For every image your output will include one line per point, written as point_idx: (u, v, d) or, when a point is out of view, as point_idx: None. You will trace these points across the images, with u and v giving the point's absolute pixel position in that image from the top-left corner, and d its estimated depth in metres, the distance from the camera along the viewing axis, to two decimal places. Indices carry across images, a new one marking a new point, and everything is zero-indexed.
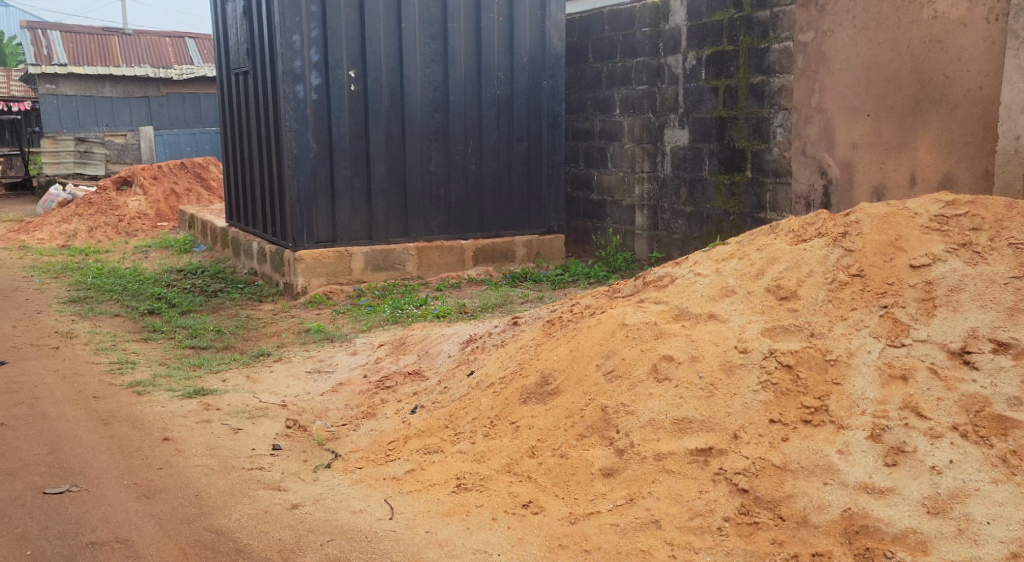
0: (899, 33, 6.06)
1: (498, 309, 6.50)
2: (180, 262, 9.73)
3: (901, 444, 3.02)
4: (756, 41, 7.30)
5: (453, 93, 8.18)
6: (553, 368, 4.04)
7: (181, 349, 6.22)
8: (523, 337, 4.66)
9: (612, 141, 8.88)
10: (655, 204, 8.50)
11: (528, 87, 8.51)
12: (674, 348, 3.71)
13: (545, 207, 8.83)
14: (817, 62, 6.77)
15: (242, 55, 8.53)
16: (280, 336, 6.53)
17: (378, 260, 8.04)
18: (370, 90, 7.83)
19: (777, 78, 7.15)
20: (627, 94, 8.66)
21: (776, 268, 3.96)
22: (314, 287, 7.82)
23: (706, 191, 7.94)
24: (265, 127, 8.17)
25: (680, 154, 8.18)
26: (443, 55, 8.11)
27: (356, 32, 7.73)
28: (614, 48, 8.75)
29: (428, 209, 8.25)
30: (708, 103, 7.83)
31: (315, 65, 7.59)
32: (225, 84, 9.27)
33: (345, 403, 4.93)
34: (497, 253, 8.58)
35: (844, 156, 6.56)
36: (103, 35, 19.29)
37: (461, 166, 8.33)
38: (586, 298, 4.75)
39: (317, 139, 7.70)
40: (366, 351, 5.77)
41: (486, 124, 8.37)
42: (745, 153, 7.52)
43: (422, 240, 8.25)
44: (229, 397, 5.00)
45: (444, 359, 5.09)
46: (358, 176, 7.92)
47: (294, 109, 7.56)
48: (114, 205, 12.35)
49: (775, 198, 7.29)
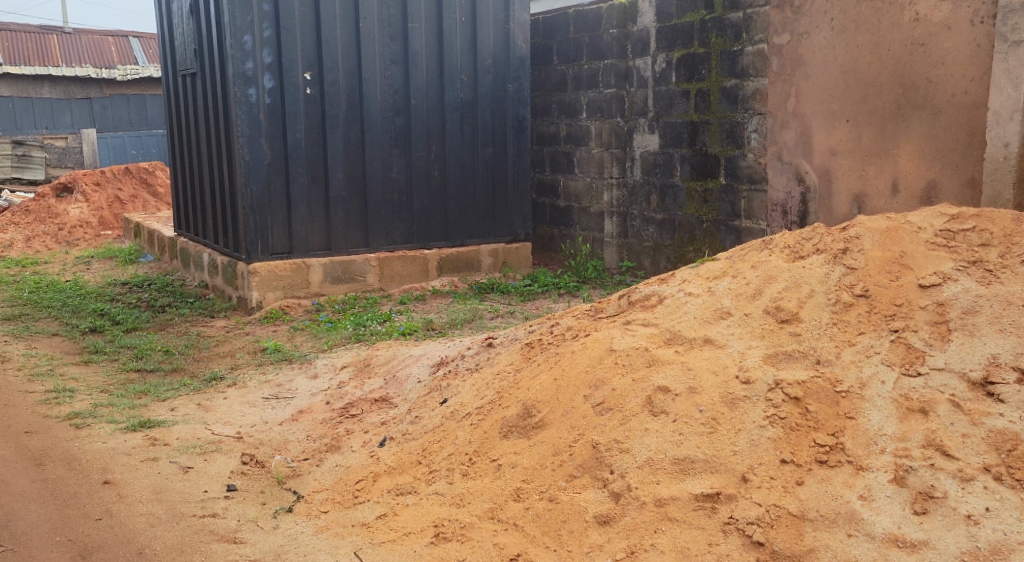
0: (879, 35, 5.83)
1: (467, 325, 6.17)
2: (126, 274, 9.26)
3: (929, 489, 2.78)
4: (729, 44, 7.06)
5: (415, 96, 7.83)
6: (536, 399, 3.72)
7: (125, 373, 5.81)
8: (500, 362, 4.34)
9: (579, 146, 8.59)
10: (624, 211, 8.23)
11: (492, 90, 8.19)
12: (669, 378, 3.41)
13: (511, 214, 8.51)
14: (794, 65, 6.53)
15: (190, 57, 8.09)
16: (234, 357, 6.14)
17: (338, 272, 7.66)
18: (327, 94, 7.45)
19: (751, 82, 6.92)
20: (595, 98, 8.38)
21: (774, 288, 3.68)
22: (270, 301, 7.41)
23: (679, 197, 7.69)
24: (215, 132, 7.76)
25: (650, 160, 7.91)
26: (404, 57, 7.76)
27: (312, 32, 7.35)
28: (580, 50, 8.47)
29: (390, 218, 7.89)
30: (679, 107, 7.58)
31: (268, 67, 7.20)
32: (172, 87, 8.83)
33: (306, 434, 4.57)
34: (462, 262, 8.24)
35: (823, 162, 6.34)
36: (42, 34, 18.62)
37: (424, 173, 7.98)
38: (567, 320, 4.43)
39: (271, 145, 7.31)
40: (327, 375, 5.39)
41: (449, 129, 8.03)
42: (718, 159, 7.28)
43: (383, 250, 7.88)
44: (178, 429, 4.61)
45: (413, 384, 4.74)
46: (316, 184, 7.54)
47: (246, 114, 7.16)
48: (54, 213, 11.88)
49: (750, 205, 7.06)
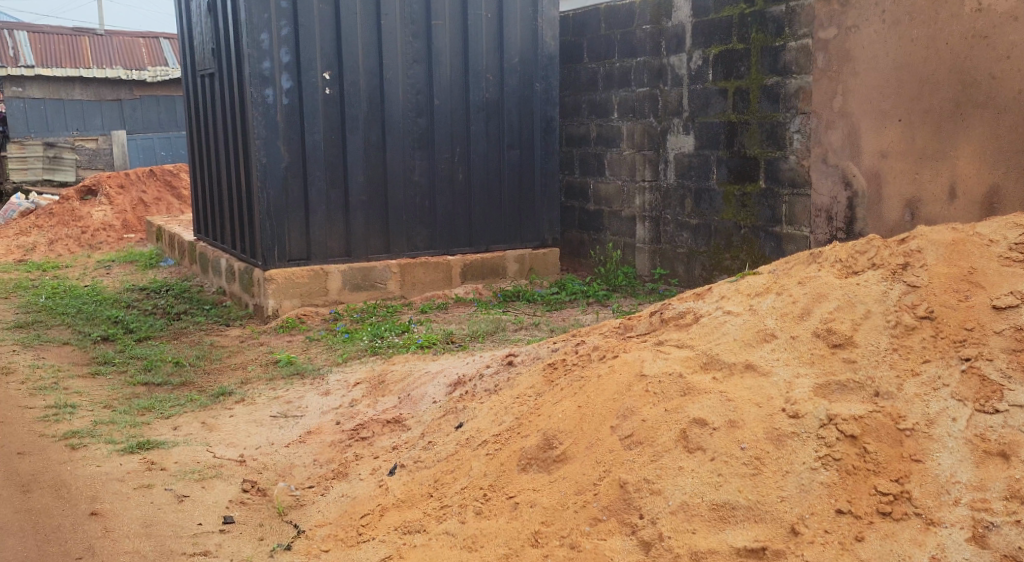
0: (935, 28, 5.47)
1: (489, 338, 5.83)
2: (144, 279, 9.03)
3: (1014, 551, 2.42)
4: (770, 39, 6.67)
5: (438, 96, 7.51)
6: (558, 429, 3.37)
7: (131, 387, 5.51)
8: (520, 383, 3.99)
9: (610, 147, 8.22)
10: (657, 215, 7.85)
11: (519, 89, 7.84)
12: (706, 409, 3.05)
13: (538, 219, 8.16)
14: (841, 62, 6.17)
15: (207, 56, 7.83)
16: (245, 370, 5.83)
17: (357, 279, 7.37)
18: (347, 94, 7.14)
19: (794, 79, 6.53)
20: (626, 97, 8.00)
21: (825, 308, 3.30)
22: (286, 309, 7.13)
23: (715, 202, 7.29)
24: (231, 134, 7.48)
25: (685, 163, 7.52)
26: (427, 55, 7.44)
27: (331, 30, 7.04)
28: (611, 47, 8.11)
29: (412, 223, 7.57)
30: (716, 106, 7.19)
31: (286, 66, 6.90)
32: (190, 87, 8.58)
33: (313, 458, 4.25)
34: (486, 269, 7.90)
35: (872, 166, 5.96)
36: (73, 35, 18.58)
37: (447, 176, 7.66)
38: (594, 339, 4.07)
39: (289, 148, 7.02)
40: (340, 391, 5.07)
41: (474, 130, 7.70)
42: (757, 161, 6.89)
43: (404, 256, 7.57)
44: (178, 450, 4.30)
45: (428, 405, 4.40)
46: (334, 188, 7.23)
47: (262, 115, 6.87)
48: (78, 216, 11.68)
49: (792, 211, 6.66)
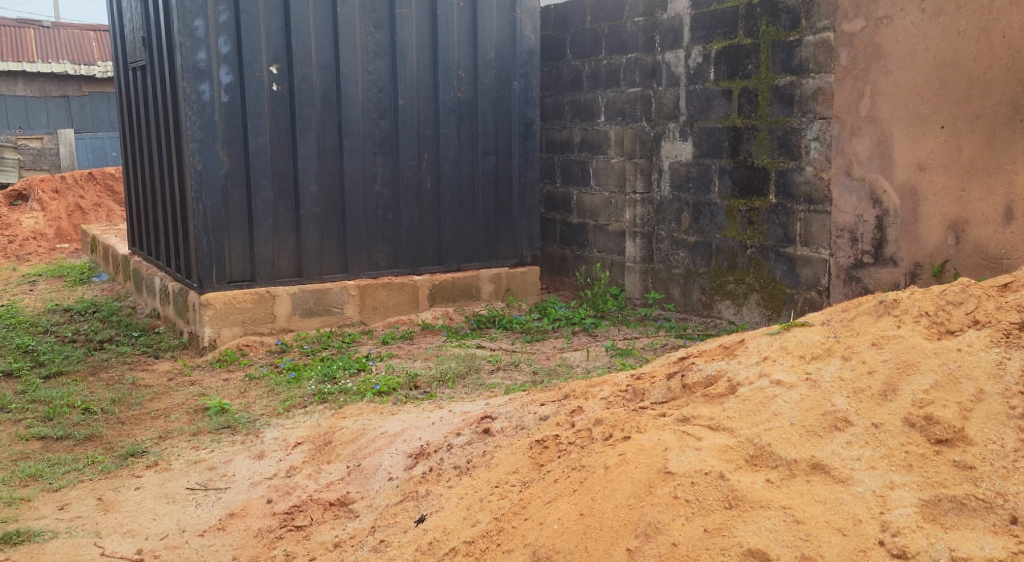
0: (989, 18, 4.71)
1: (461, 382, 4.90)
2: (72, 298, 8.01)
3: None
4: (783, 33, 5.80)
5: (403, 94, 6.59)
6: (552, 547, 2.47)
7: (21, 443, 4.52)
8: (500, 466, 3.08)
9: (595, 154, 7.33)
10: (649, 231, 6.97)
11: (494, 88, 6.94)
12: (765, 535, 2.17)
13: (516, 233, 7.24)
14: (869, 58, 5.31)
15: (138, 46, 6.88)
16: (166, 419, 4.86)
17: (309, 303, 6.43)
18: (298, 91, 6.21)
19: (811, 79, 5.65)
20: (615, 98, 7.11)
21: (916, 384, 2.44)
22: (226, 338, 6.18)
23: (716, 217, 6.42)
24: (164, 135, 6.53)
25: (681, 173, 6.65)
26: (391, 48, 6.51)
27: (278, 17, 6.10)
28: (598, 43, 7.23)
29: (373, 239, 6.64)
30: (718, 109, 6.32)
31: (225, 57, 5.95)
32: (121, 79, 7.61)
33: (233, 555, 3.31)
34: (458, 290, 6.99)
35: (906, 179, 5.18)
36: (18, 27, 17.43)
37: (414, 186, 6.73)
38: (594, 407, 3.16)
39: (229, 152, 6.06)
40: (277, 453, 4.12)
41: (444, 133, 6.78)
42: (767, 172, 6.02)
43: (364, 276, 6.65)
44: (57, 545, 3.36)
45: (382, 483, 3.47)
46: (283, 200, 6.30)
47: (197, 114, 5.92)
48: (5, 223, 10.65)
49: (808, 229, 5.79)
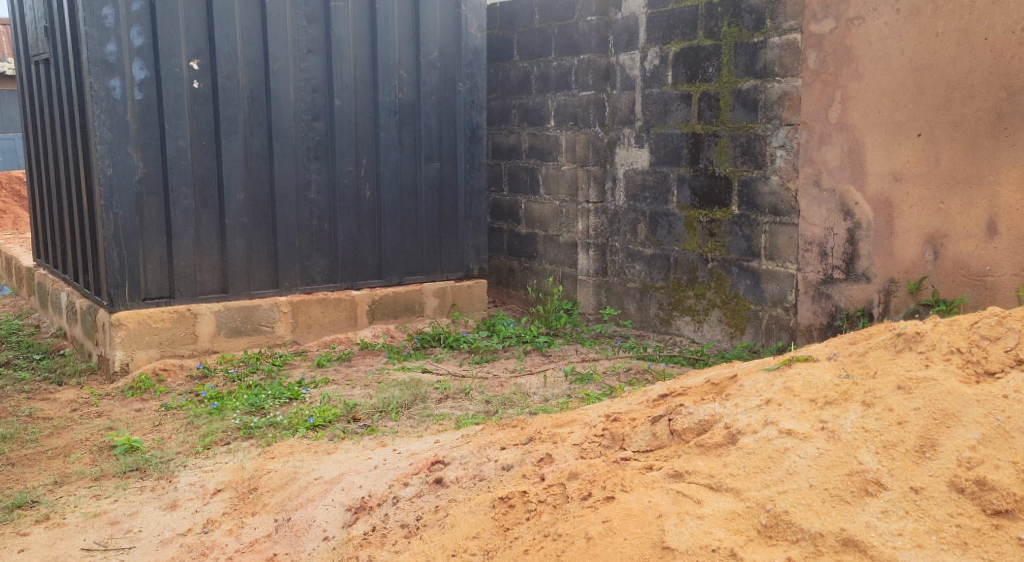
0: (970, 19, 4.40)
1: (405, 413, 4.44)
2: None
3: None
4: (746, 34, 5.41)
5: (339, 95, 6.08)
6: None
7: None
8: (452, 527, 2.64)
9: (544, 161, 6.90)
10: (603, 243, 6.54)
11: (437, 89, 6.48)
12: None
13: (461, 244, 6.77)
14: (839, 61, 4.96)
15: (44, 38, 6.27)
16: (65, 459, 4.43)
17: (236, 322, 5.89)
18: (222, 89, 5.66)
19: (776, 83, 5.27)
20: (566, 101, 6.67)
21: (959, 439, 2.06)
22: (141, 362, 5.62)
23: (675, 229, 6.03)
24: (72, 137, 5.95)
25: (637, 181, 6.25)
26: (325, 44, 6.01)
27: (199, 8, 5.55)
28: (547, 43, 6.81)
29: (306, 251, 6.12)
30: (676, 114, 5.92)
31: (139, 51, 5.40)
32: (29, 76, 6.99)
33: None
34: (400, 305, 6.49)
35: (879, 191, 4.86)
36: None
37: (352, 194, 6.23)
38: (566, 457, 2.73)
39: (144, 155, 5.49)
40: (192, 503, 3.68)
41: (384, 137, 6.29)
42: (729, 182, 5.62)
43: (297, 292, 6.12)
44: None
45: (317, 544, 3.06)
46: (206, 208, 5.74)
47: (107, 113, 5.34)
48: None
49: (773, 242, 5.41)
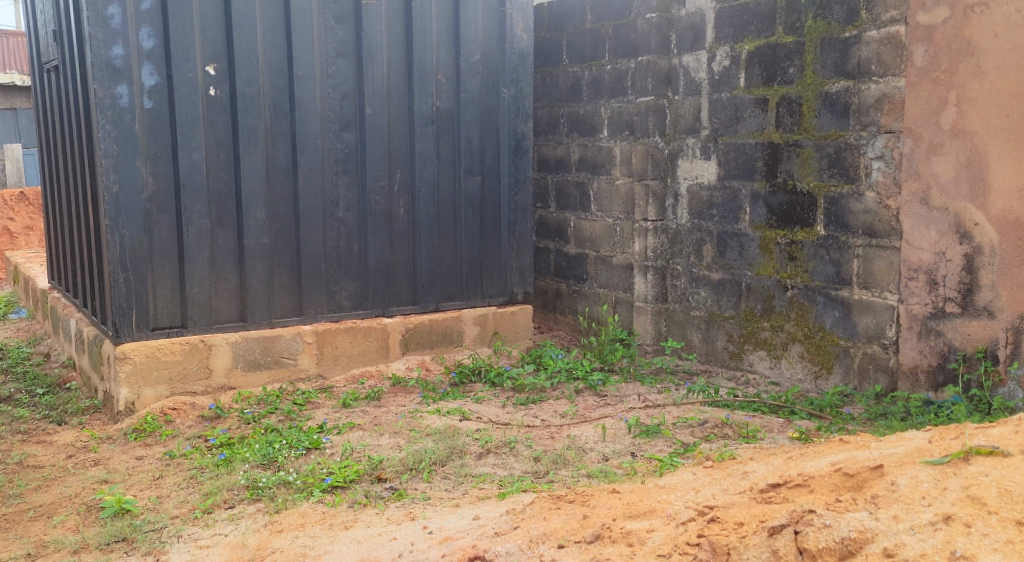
0: None
1: (439, 473, 3.76)
2: None
3: None
4: (836, 28, 4.67)
5: (371, 103, 5.44)
6: None
7: None
8: None
9: (596, 175, 6.20)
10: (664, 265, 5.80)
11: (479, 96, 5.81)
12: None
13: (506, 267, 6.08)
14: (954, 57, 4.23)
15: (51, 43, 5.72)
16: (46, 521, 3.78)
17: (255, 354, 5.25)
18: (241, 97, 5.05)
19: (872, 84, 4.53)
20: (622, 109, 5.95)
21: None
22: (147, 401, 5.00)
23: (747, 251, 5.29)
24: (77, 150, 5.37)
25: (703, 198, 5.52)
26: (355, 47, 5.37)
27: (217, 6, 4.94)
28: (599, 45, 6.10)
29: (334, 275, 5.47)
30: (749, 122, 5.19)
31: (149, 54, 4.79)
32: (39, 84, 6.44)
33: None
34: (436, 334, 5.82)
35: (1007, 210, 4.16)
36: None
37: (384, 212, 5.58)
38: None
39: (154, 170, 4.89)
40: None
41: (420, 149, 5.64)
42: (812, 198, 4.87)
43: (323, 321, 5.48)
44: None
45: None
46: (222, 228, 5.12)
47: (112, 123, 4.74)
48: None
49: (868, 269, 4.65)
